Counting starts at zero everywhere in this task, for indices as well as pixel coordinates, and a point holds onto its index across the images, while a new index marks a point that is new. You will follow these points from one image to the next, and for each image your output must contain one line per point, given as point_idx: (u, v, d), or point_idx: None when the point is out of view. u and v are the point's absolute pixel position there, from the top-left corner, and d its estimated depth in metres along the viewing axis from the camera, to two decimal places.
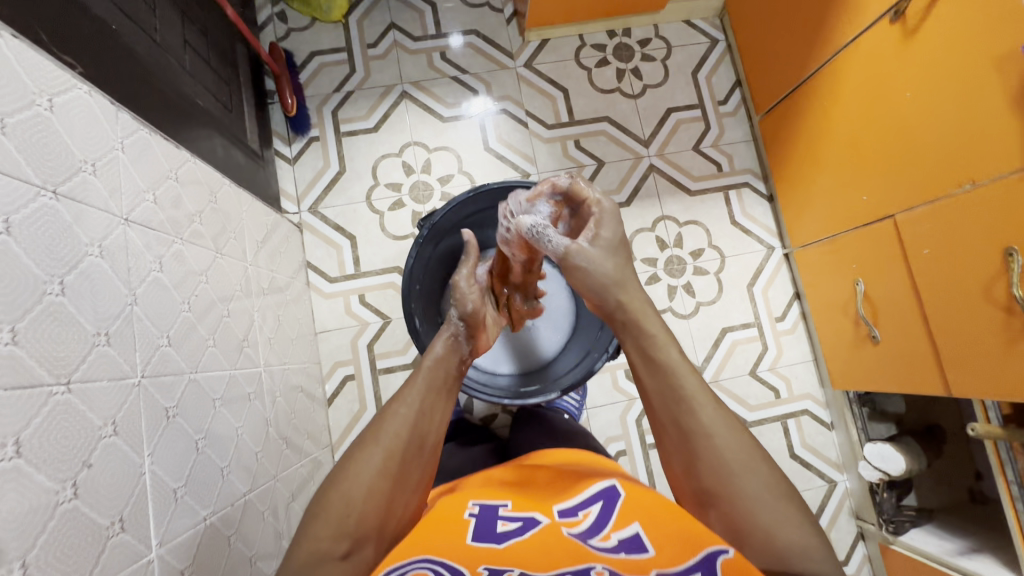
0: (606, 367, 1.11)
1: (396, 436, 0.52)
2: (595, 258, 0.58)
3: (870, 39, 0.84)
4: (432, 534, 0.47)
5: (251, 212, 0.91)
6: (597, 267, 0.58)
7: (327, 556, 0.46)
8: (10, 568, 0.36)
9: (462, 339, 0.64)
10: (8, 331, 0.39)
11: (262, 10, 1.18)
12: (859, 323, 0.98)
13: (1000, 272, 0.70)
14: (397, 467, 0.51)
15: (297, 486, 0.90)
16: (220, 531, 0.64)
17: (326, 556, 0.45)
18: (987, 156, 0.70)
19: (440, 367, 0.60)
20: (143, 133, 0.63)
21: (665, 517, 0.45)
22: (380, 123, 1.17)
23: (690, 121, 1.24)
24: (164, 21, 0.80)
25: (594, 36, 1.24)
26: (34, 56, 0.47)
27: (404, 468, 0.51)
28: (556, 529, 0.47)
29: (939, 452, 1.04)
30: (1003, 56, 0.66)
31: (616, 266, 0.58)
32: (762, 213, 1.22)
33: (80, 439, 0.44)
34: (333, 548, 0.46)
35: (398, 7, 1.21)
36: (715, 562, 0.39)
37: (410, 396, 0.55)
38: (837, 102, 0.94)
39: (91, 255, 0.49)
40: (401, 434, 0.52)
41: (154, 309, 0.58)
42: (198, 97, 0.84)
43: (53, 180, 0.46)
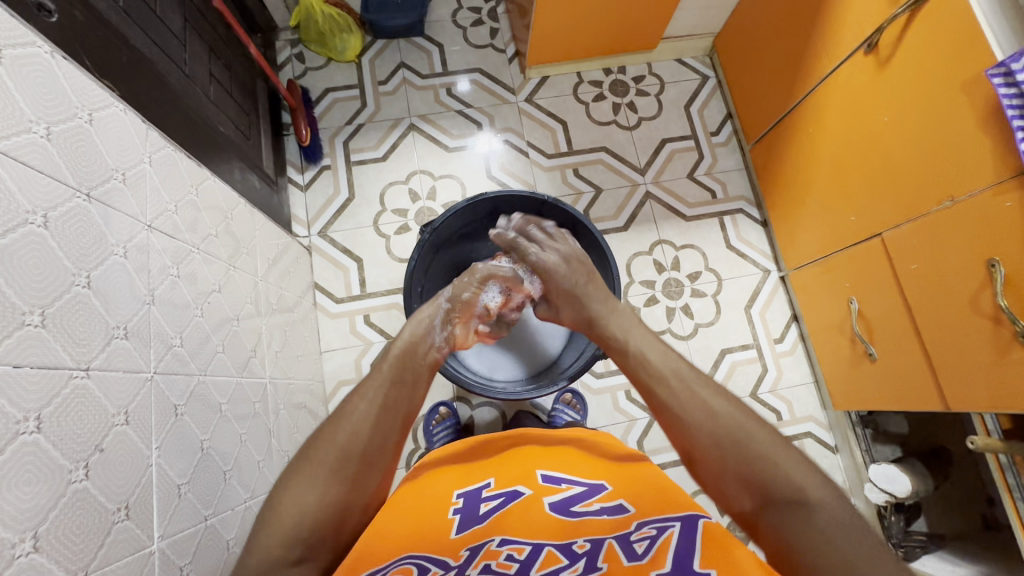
0: (607, 388, 1.12)
1: (351, 437, 0.51)
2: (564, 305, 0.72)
3: (849, 69, 0.89)
4: (420, 527, 0.52)
5: (265, 233, 0.96)
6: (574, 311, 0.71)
7: (280, 561, 0.46)
8: (23, 538, 0.39)
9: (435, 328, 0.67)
10: (38, 315, 0.43)
11: (283, 51, 1.28)
12: (856, 341, 0.99)
13: (985, 284, 0.72)
14: (353, 473, 0.51)
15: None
16: (219, 534, 0.65)
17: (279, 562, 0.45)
18: (959, 173, 0.73)
19: (406, 356, 0.61)
20: (169, 151, 0.68)
21: (639, 497, 0.53)
22: (388, 153, 1.23)
23: (684, 150, 1.29)
24: (193, 56, 0.87)
25: (591, 73, 1.32)
26: (80, 78, 0.53)
27: (362, 469, 0.51)
28: (534, 510, 0.53)
29: (947, 475, 1.01)
30: (969, 80, 0.69)
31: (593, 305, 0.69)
32: (757, 237, 1.25)
33: (94, 424, 0.47)
34: (285, 553, 0.46)
35: (408, 48, 1.30)
36: (697, 520, 0.48)
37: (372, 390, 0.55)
38: (821, 129, 0.98)
39: (116, 255, 0.53)
40: (357, 434, 0.52)
41: (170, 311, 0.61)
42: (220, 125, 0.90)
43: (88, 185, 0.51)
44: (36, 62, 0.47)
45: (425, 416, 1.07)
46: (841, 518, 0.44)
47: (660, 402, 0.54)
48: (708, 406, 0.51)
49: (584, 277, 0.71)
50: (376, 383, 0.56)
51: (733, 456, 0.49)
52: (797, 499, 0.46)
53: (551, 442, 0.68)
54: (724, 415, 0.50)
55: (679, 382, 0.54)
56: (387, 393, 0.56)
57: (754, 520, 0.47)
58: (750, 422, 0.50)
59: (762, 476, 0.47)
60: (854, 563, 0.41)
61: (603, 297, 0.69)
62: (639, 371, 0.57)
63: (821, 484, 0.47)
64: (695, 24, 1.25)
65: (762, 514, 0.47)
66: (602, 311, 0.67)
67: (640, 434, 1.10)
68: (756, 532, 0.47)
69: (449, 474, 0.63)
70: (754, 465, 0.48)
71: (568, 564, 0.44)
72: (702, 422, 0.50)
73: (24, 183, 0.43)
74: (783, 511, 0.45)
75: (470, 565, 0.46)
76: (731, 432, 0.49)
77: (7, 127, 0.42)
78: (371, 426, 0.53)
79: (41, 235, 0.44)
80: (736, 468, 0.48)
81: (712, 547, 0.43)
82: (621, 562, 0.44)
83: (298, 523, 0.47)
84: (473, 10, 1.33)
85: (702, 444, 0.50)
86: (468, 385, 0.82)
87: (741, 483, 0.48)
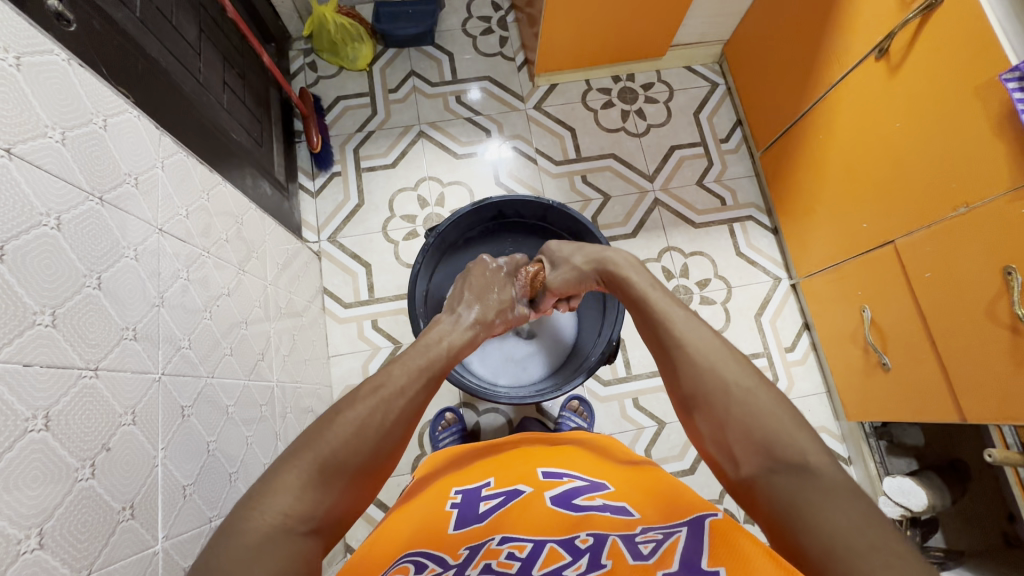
0: (614, 396, 1.11)
1: (381, 425, 0.49)
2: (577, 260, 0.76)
3: (859, 75, 0.89)
4: (417, 533, 0.51)
5: (275, 238, 0.97)
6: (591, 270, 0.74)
7: (291, 530, 0.41)
8: (28, 534, 0.39)
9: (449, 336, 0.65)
10: (49, 315, 0.43)
11: (296, 60, 1.30)
12: (869, 351, 0.98)
13: (1001, 291, 0.70)
14: (378, 467, 0.49)
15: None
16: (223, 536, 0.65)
17: (289, 530, 0.41)
18: (975, 178, 0.72)
19: (424, 356, 0.59)
20: (182, 157, 0.69)
21: (641, 503, 0.53)
22: (398, 160, 1.24)
23: (693, 157, 1.29)
24: (207, 64, 0.89)
25: (600, 81, 1.32)
26: (96, 85, 0.54)
27: (383, 467, 0.50)
28: (531, 505, 0.53)
29: (965, 490, 0.96)
30: (982, 85, 0.68)
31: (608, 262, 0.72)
32: (767, 245, 1.24)
33: (102, 422, 0.48)
34: (297, 523, 0.42)
35: (419, 57, 1.31)
36: (703, 522, 0.47)
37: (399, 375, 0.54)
38: (832, 136, 0.97)
39: (127, 257, 0.54)
40: (388, 426, 0.50)
41: (179, 314, 0.62)
42: (232, 131, 0.92)
43: (100, 189, 0.52)
44: (53, 69, 0.48)
45: (430, 420, 1.07)
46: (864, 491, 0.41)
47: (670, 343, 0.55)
48: (716, 348, 0.52)
49: (604, 253, 0.74)
50: (405, 369, 0.55)
51: (737, 405, 0.47)
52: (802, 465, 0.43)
53: (551, 443, 0.68)
54: (731, 365, 0.50)
55: (691, 325, 0.56)
56: (417, 388, 0.55)
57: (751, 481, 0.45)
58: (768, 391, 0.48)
59: (766, 431, 0.45)
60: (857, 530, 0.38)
61: (621, 258, 0.72)
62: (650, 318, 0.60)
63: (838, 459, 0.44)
64: (705, 31, 1.25)
65: (762, 480, 0.44)
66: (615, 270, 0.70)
67: (648, 443, 1.09)
68: (755, 504, 0.44)
69: (447, 477, 0.63)
70: (758, 418, 0.46)
71: (571, 562, 0.43)
72: (710, 363, 0.51)
73: (38, 186, 0.44)
74: (789, 475, 0.43)
75: (469, 565, 0.44)
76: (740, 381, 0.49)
77: (24, 132, 0.43)
78: (402, 428, 0.51)
79: (53, 237, 0.45)
80: (739, 419, 0.47)
81: (720, 548, 0.42)
82: (626, 560, 0.43)
83: (298, 489, 0.43)
84: (482, 19, 1.34)
85: (705, 386, 0.50)
86: (473, 390, 0.80)
87: (742, 436, 0.46)
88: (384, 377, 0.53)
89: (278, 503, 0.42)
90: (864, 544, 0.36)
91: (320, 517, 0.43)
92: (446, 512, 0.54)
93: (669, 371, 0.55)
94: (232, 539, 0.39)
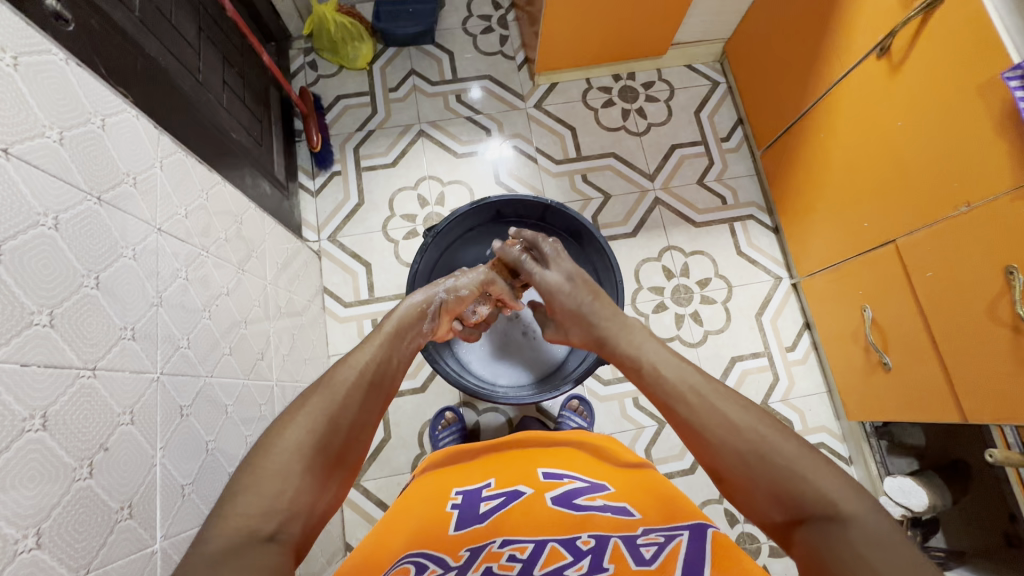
0: (614, 396, 1.11)
1: (333, 400, 0.51)
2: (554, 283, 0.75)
3: (861, 74, 0.88)
4: (417, 533, 0.51)
5: (275, 237, 0.97)
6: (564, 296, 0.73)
7: (253, 536, 0.40)
8: (26, 534, 0.39)
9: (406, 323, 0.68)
10: (47, 315, 0.43)
11: (296, 59, 1.30)
12: (870, 350, 0.97)
13: (1003, 290, 0.69)
14: (338, 446, 0.49)
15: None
16: None
17: (251, 534, 0.40)
18: (977, 178, 0.71)
19: (384, 354, 0.61)
20: (181, 156, 0.69)
21: (641, 504, 0.53)
22: (398, 159, 1.24)
23: (694, 156, 1.28)
24: (207, 63, 0.89)
25: (600, 80, 1.32)
26: (95, 85, 0.54)
27: (346, 446, 0.50)
28: (530, 505, 0.53)
29: (965, 489, 0.97)
30: (984, 83, 0.68)
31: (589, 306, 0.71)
32: (768, 244, 1.24)
33: (100, 422, 0.48)
34: (260, 525, 0.41)
35: (418, 56, 1.31)
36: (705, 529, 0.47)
37: (357, 358, 0.57)
38: (833, 134, 0.97)
39: (125, 257, 0.54)
40: (341, 400, 0.52)
41: (178, 313, 0.62)
42: (232, 131, 0.92)
43: (99, 189, 0.52)
44: (52, 69, 0.48)
45: (431, 419, 1.07)
46: (879, 537, 0.40)
47: (681, 415, 0.54)
48: (730, 421, 0.51)
49: (597, 299, 0.71)
50: (366, 351, 0.59)
51: (762, 472, 0.47)
52: (832, 516, 0.42)
53: (548, 441, 0.68)
54: (745, 428, 0.49)
55: (693, 391, 0.55)
56: (373, 371, 0.57)
57: (790, 539, 0.45)
58: (777, 434, 0.48)
59: (793, 492, 0.45)
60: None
61: (619, 321, 0.68)
62: (655, 380, 0.58)
63: (859, 499, 0.43)
64: (706, 30, 1.24)
65: (796, 531, 0.44)
66: (614, 333, 0.67)
67: (648, 442, 1.08)
68: (793, 549, 0.45)
69: (446, 476, 0.63)
70: (784, 481, 0.46)
71: (573, 562, 0.44)
72: (724, 437, 0.50)
73: (36, 186, 0.44)
74: (818, 529, 0.42)
75: (470, 567, 0.44)
76: (756, 449, 0.48)
77: (22, 132, 0.43)
78: (358, 402, 0.53)
79: (51, 236, 0.45)
80: (765, 486, 0.46)
81: (723, 556, 0.42)
82: (628, 564, 0.42)
83: (282, 491, 0.43)
84: (483, 18, 1.34)
85: (725, 460, 0.49)
86: (472, 391, 0.79)
87: (771, 497, 0.46)
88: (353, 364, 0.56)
89: (240, 507, 0.41)
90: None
91: (277, 522, 0.42)
92: (446, 512, 0.54)
93: (685, 433, 0.53)
94: (221, 537, 0.39)
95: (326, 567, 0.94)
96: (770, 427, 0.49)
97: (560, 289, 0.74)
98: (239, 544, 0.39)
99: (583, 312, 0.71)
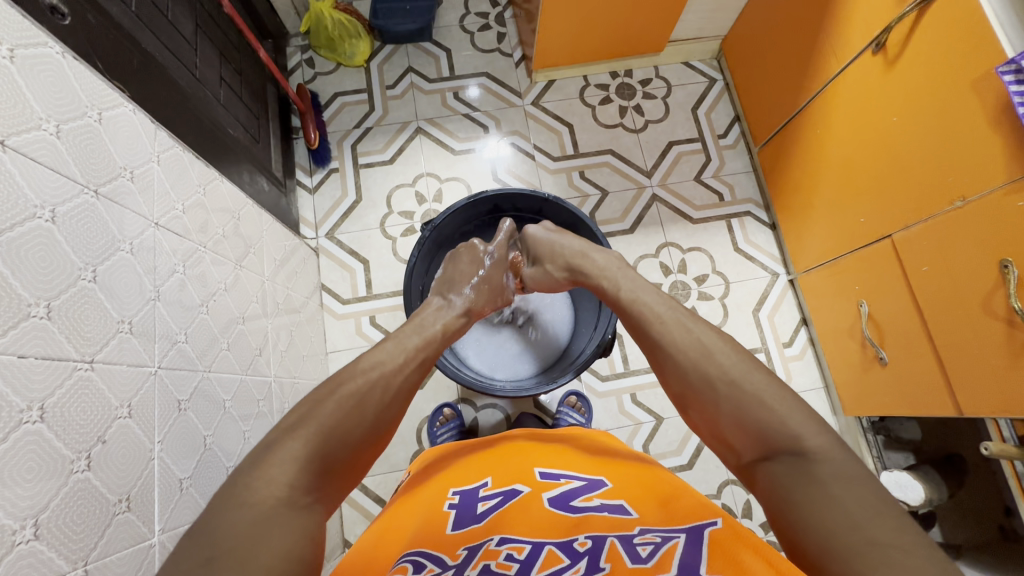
0: (612, 392, 1.11)
1: (382, 399, 0.51)
2: (540, 237, 0.78)
3: (857, 70, 0.89)
4: (416, 532, 0.51)
5: (272, 233, 0.97)
6: (554, 244, 0.76)
7: (295, 504, 0.41)
8: (24, 524, 0.39)
9: (430, 323, 0.65)
10: (44, 307, 0.43)
11: (293, 57, 1.30)
12: (866, 346, 0.98)
13: (999, 286, 0.70)
14: (373, 442, 0.50)
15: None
16: None
17: (280, 503, 0.40)
18: (973, 172, 0.71)
19: (404, 348, 0.58)
20: (177, 151, 0.69)
21: (639, 501, 0.53)
22: (395, 156, 1.24)
23: (691, 153, 1.29)
24: (203, 59, 0.89)
25: (598, 77, 1.32)
26: (91, 78, 0.54)
27: (379, 441, 0.51)
28: (528, 505, 0.53)
29: (960, 483, 0.97)
30: (978, 78, 0.68)
31: (575, 243, 0.74)
32: (764, 240, 1.24)
33: (98, 416, 0.48)
34: (299, 495, 0.41)
35: (416, 53, 1.31)
36: (704, 529, 0.46)
37: (385, 356, 0.55)
38: (830, 130, 0.97)
39: (122, 250, 0.54)
40: (389, 400, 0.52)
41: (176, 309, 0.62)
42: (230, 128, 0.92)
43: (96, 182, 0.52)
44: (48, 62, 0.48)
45: (429, 416, 1.07)
46: (859, 475, 0.40)
47: (653, 341, 0.56)
48: (702, 343, 0.52)
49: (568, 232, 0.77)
50: (386, 351, 0.56)
51: (727, 397, 0.48)
52: (798, 452, 0.43)
53: (548, 438, 0.69)
54: (717, 355, 0.51)
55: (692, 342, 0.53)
56: (415, 376, 0.57)
57: (749, 470, 0.46)
58: (738, 369, 0.49)
59: (758, 424, 0.46)
60: (859, 521, 0.37)
61: (577, 247, 0.73)
62: (632, 310, 0.60)
63: (823, 432, 0.44)
64: (702, 27, 1.25)
65: (759, 466, 0.45)
66: (583, 266, 0.71)
67: (645, 438, 1.09)
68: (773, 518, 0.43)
69: (444, 473, 0.64)
70: (750, 410, 0.46)
71: (570, 565, 0.43)
72: (700, 373, 0.50)
73: (33, 178, 0.44)
74: (790, 484, 0.42)
75: (467, 566, 0.44)
76: (730, 382, 0.48)
77: (19, 125, 0.44)
78: (399, 406, 0.53)
79: (48, 229, 0.45)
80: (730, 413, 0.47)
81: (718, 556, 0.42)
82: (624, 563, 0.43)
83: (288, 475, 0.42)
84: (480, 15, 1.34)
85: (693, 384, 0.51)
86: (469, 383, 0.79)
87: (736, 425, 0.47)
88: (383, 354, 0.55)
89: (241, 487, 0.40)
90: (864, 539, 0.36)
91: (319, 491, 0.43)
92: (444, 511, 0.54)
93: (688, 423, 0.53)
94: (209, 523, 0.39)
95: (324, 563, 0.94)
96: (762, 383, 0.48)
97: (543, 236, 0.78)
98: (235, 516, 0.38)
99: (557, 247, 0.75)
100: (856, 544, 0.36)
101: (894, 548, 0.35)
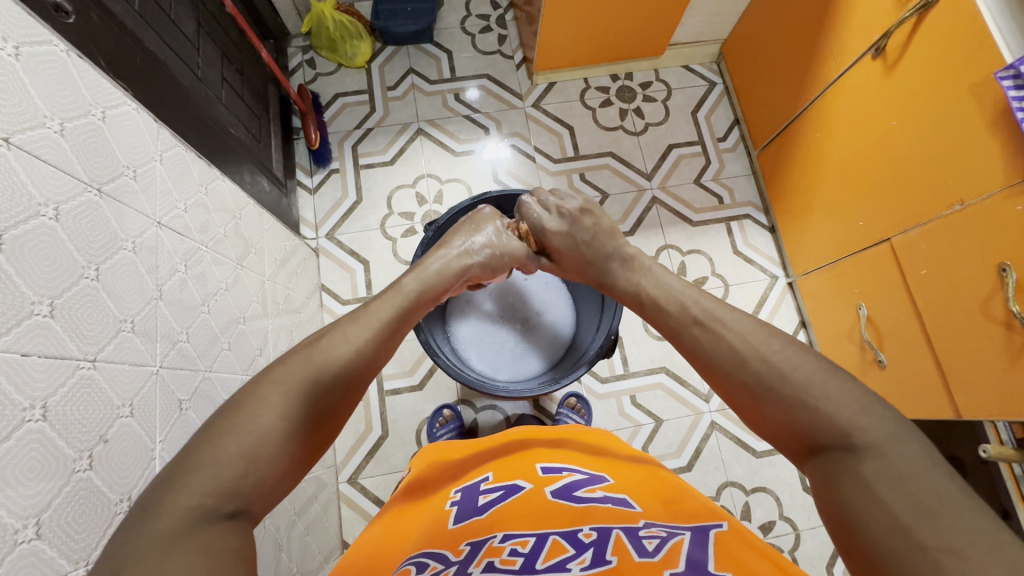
0: (612, 393, 1.11)
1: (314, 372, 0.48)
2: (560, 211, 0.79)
3: (856, 74, 0.89)
4: (419, 535, 0.51)
5: (272, 234, 0.97)
6: (573, 224, 0.78)
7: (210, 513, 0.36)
8: (26, 524, 0.39)
9: (421, 291, 0.64)
10: (47, 305, 0.43)
11: (294, 57, 1.30)
12: (865, 348, 0.98)
13: (996, 287, 0.70)
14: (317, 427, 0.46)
15: (311, 519, 0.90)
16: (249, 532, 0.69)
17: (209, 513, 0.36)
18: (971, 177, 0.72)
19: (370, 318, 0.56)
20: (180, 150, 0.69)
21: (643, 499, 0.53)
22: (396, 157, 1.24)
23: (691, 156, 1.29)
24: (205, 59, 0.89)
25: (598, 80, 1.33)
26: (95, 77, 0.54)
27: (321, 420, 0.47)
28: (528, 498, 0.53)
29: None
30: (977, 83, 0.69)
31: (591, 225, 0.76)
32: (763, 243, 1.25)
33: (100, 415, 0.47)
34: (219, 504, 0.37)
35: (417, 55, 1.31)
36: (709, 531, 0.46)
37: (350, 332, 0.53)
38: (829, 135, 0.98)
39: (125, 249, 0.54)
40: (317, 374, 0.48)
41: (177, 309, 0.62)
42: (231, 127, 0.92)
43: (99, 181, 0.52)
44: (52, 60, 0.48)
45: (429, 417, 1.07)
46: (899, 470, 0.39)
47: (688, 347, 0.55)
48: (733, 347, 0.51)
49: (585, 209, 0.79)
50: (359, 328, 0.53)
51: (773, 413, 0.47)
52: (847, 448, 0.42)
53: (549, 438, 0.69)
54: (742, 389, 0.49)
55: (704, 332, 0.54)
56: (367, 354, 0.52)
57: (803, 461, 0.46)
58: (762, 339, 0.50)
59: (803, 420, 0.45)
60: (899, 527, 0.36)
61: (604, 233, 0.75)
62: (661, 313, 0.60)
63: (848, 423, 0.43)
64: (703, 30, 1.25)
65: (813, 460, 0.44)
66: (605, 261, 0.72)
67: (644, 439, 1.09)
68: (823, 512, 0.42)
69: (447, 475, 0.64)
70: (793, 411, 0.45)
71: (574, 556, 0.43)
72: (730, 369, 0.50)
73: (37, 177, 0.44)
74: (830, 497, 0.41)
75: (471, 562, 0.44)
76: (761, 379, 0.48)
77: (22, 122, 0.43)
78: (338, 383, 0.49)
79: (52, 227, 0.45)
80: (774, 415, 0.47)
81: (726, 558, 0.41)
82: (631, 556, 0.42)
83: (242, 473, 0.39)
84: (481, 17, 1.35)
85: (720, 359, 0.51)
86: (470, 384, 0.79)
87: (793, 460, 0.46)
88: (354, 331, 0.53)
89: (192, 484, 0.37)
90: (911, 543, 0.35)
91: (245, 496, 0.39)
92: (446, 509, 0.54)
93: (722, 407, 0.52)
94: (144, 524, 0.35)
95: (322, 565, 0.94)
96: (783, 355, 0.48)
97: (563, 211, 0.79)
98: (194, 524, 0.35)
99: (579, 238, 0.76)
100: (902, 547, 0.35)
101: (943, 554, 0.33)
